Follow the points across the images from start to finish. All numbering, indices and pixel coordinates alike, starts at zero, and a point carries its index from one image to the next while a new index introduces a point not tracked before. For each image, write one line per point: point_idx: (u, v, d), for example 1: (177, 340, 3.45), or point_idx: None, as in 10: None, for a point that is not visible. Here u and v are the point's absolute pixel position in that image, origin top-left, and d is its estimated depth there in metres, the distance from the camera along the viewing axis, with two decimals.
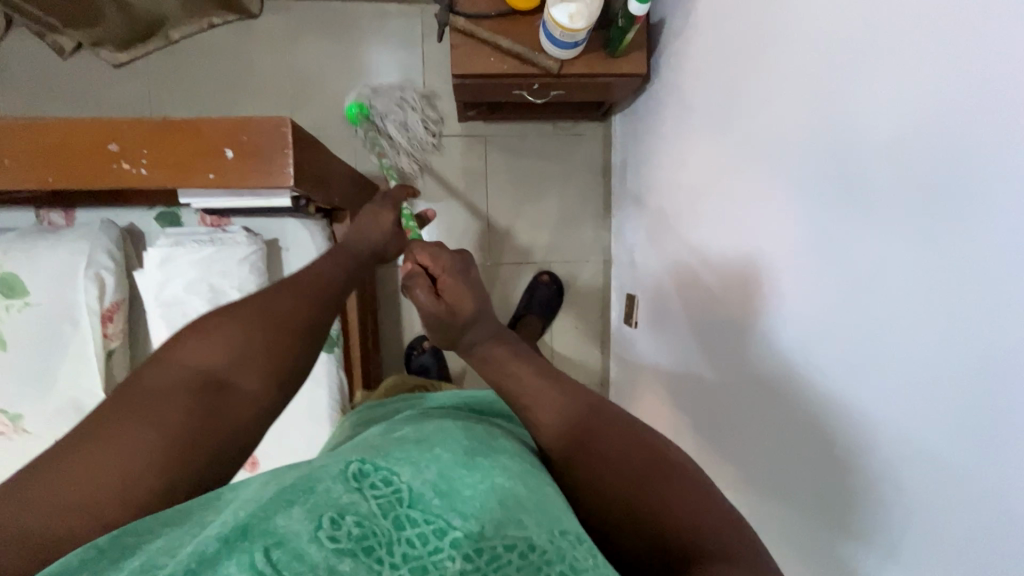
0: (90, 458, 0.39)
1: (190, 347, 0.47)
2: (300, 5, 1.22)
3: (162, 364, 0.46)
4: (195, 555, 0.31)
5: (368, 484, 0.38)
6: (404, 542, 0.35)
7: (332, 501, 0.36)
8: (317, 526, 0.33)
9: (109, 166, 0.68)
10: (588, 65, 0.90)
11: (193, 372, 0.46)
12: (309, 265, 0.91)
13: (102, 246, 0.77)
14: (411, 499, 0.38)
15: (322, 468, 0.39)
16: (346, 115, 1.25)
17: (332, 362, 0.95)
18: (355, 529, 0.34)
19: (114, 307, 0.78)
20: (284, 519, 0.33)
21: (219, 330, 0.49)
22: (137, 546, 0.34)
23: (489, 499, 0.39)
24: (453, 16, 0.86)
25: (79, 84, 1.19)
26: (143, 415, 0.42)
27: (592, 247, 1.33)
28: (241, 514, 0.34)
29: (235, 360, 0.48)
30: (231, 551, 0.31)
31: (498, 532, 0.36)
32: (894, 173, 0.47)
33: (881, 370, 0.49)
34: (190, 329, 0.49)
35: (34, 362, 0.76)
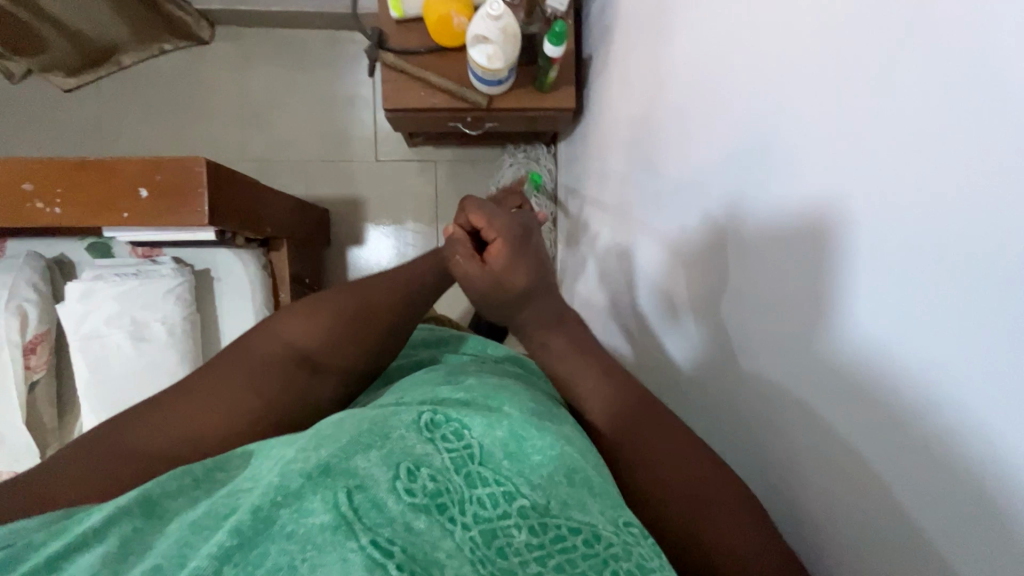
0: (207, 404, 0.52)
1: (293, 325, 0.57)
2: (251, 32, 1.24)
3: (273, 334, 0.57)
4: (280, 489, 0.37)
5: (440, 436, 0.44)
6: (475, 502, 0.39)
7: (405, 454, 0.41)
8: (394, 477, 0.39)
9: (23, 206, 0.69)
10: (517, 99, 0.91)
11: (290, 347, 0.56)
12: (241, 295, 0.92)
13: (26, 278, 0.79)
14: (482, 459, 0.42)
15: (397, 419, 0.44)
16: (296, 140, 1.26)
17: None
18: (429, 484, 0.39)
19: (39, 338, 0.79)
20: (362, 461, 0.39)
21: (314, 311, 0.58)
22: (201, 485, 0.41)
23: (558, 470, 0.42)
24: (382, 52, 0.88)
25: (30, 109, 1.20)
26: (249, 377, 0.54)
27: None
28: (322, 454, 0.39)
29: (329, 343, 0.57)
30: (318, 486, 0.37)
31: (563, 512, 0.39)
32: (754, 224, 0.48)
33: (752, 418, 0.49)
34: (298, 304, 0.60)
35: None
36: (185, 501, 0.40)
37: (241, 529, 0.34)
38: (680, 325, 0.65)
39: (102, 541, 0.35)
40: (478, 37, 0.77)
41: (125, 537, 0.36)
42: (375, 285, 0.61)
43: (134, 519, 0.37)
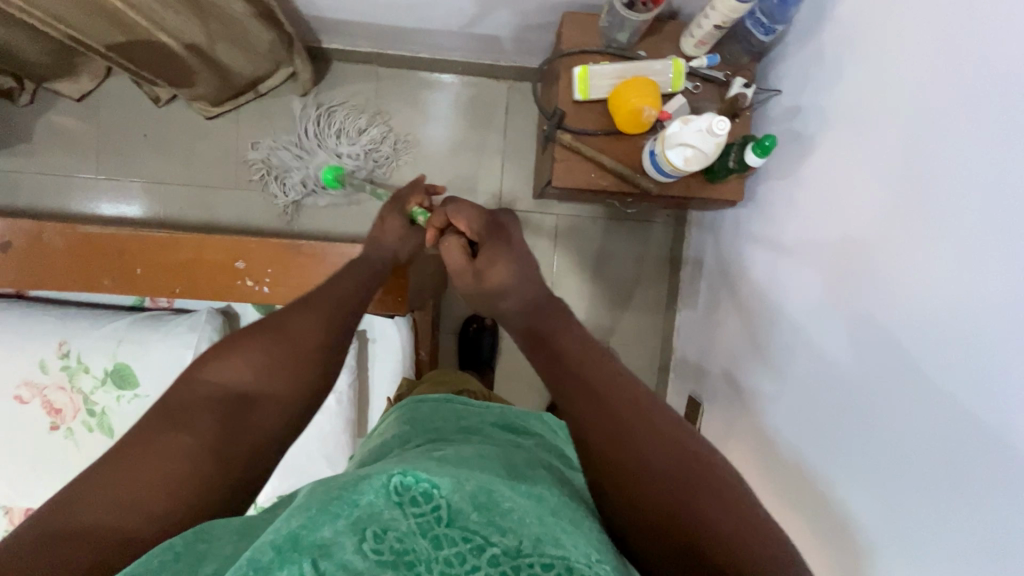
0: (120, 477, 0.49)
1: (213, 368, 0.58)
2: (388, 71, 1.24)
3: (194, 385, 0.57)
4: (249, 564, 0.41)
5: (408, 499, 0.48)
6: (444, 560, 0.44)
7: (375, 516, 0.46)
8: (363, 537, 0.44)
9: (234, 283, 0.70)
10: (686, 187, 0.90)
11: (221, 390, 0.57)
12: None
13: (208, 338, 0.80)
14: (449, 517, 0.47)
15: (364, 479, 0.48)
16: (421, 182, 1.27)
17: None
18: (397, 544, 0.44)
19: None
20: (329, 530, 0.44)
21: (243, 350, 0.59)
22: (181, 559, 0.43)
23: (527, 515, 0.50)
24: (559, 132, 0.88)
25: (171, 131, 1.23)
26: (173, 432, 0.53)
27: (649, 332, 1.34)
28: (291, 523, 0.44)
29: (263, 375, 0.58)
30: (283, 562, 0.41)
31: (534, 551, 0.47)
32: (999, 355, 0.51)
33: (950, 528, 0.55)
34: (216, 349, 0.60)
35: None
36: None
37: None
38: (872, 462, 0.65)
39: None
40: (681, 140, 0.76)
41: None
42: (298, 313, 0.63)
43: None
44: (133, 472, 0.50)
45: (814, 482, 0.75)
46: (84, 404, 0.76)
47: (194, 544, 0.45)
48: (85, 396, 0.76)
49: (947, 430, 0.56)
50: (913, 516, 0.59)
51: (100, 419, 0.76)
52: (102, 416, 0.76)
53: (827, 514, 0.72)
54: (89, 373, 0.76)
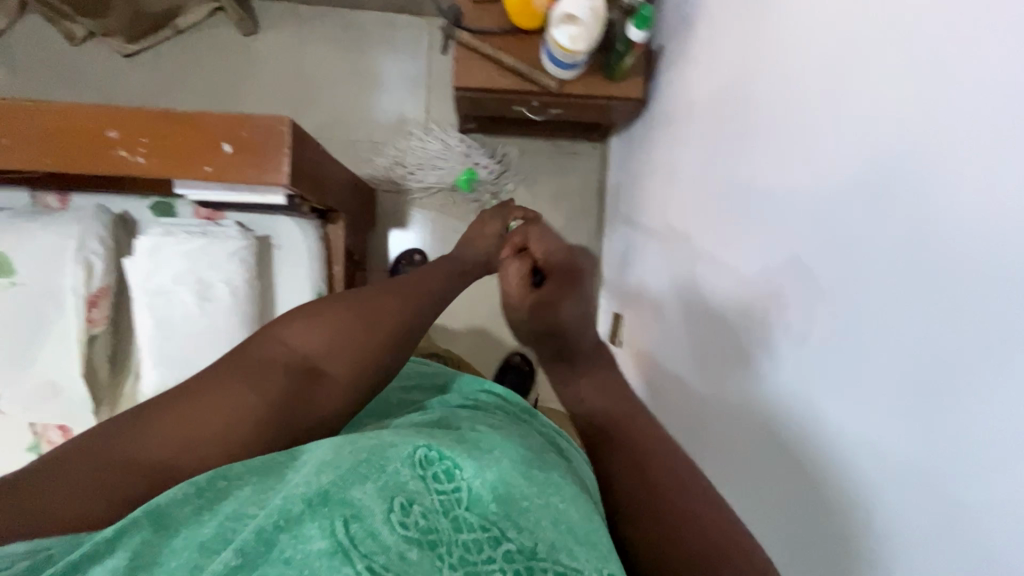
0: (184, 413, 0.48)
1: (291, 330, 0.56)
2: (310, 11, 1.25)
3: (274, 343, 0.55)
4: (279, 513, 0.36)
5: (432, 474, 0.41)
6: (464, 545, 0.36)
7: (399, 485, 0.39)
8: (390, 508, 0.37)
9: (108, 154, 0.68)
10: (586, 86, 0.92)
11: (295, 355, 0.54)
12: (300, 265, 0.92)
13: (94, 231, 0.78)
14: (470, 501, 0.39)
15: (392, 446, 0.42)
16: (346, 118, 1.27)
17: None
18: (422, 521, 0.37)
19: (100, 293, 0.78)
20: (359, 492, 0.37)
21: (329, 319, 0.57)
22: (204, 494, 0.40)
23: (545, 514, 0.39)
24: (457, 30, 0.89)
25: (86, 71, 1.22)
26: (240, 382, 0.51)
27: None
28: (320, 479, 0.38)
29: (331, 349, 0.55)
30: (313, 515, 0.36)
31: (550, 555, 0.36)
32: None
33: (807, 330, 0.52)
34: (300, 309, 0.58)
35: (16, 342, 0.74)
36: (187, 510, 0.38)
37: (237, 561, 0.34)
38: None
39: (119, 553, 0.35)
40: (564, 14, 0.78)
41: (142, 545, 0.35)
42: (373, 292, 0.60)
43: (144, 529, 0.36)
44: (193, 414, 0.48)
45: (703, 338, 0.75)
46: None
47: (213, 482, 0.41)
48: None
49: None
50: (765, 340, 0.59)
51: None
52: None
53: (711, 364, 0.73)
54: None
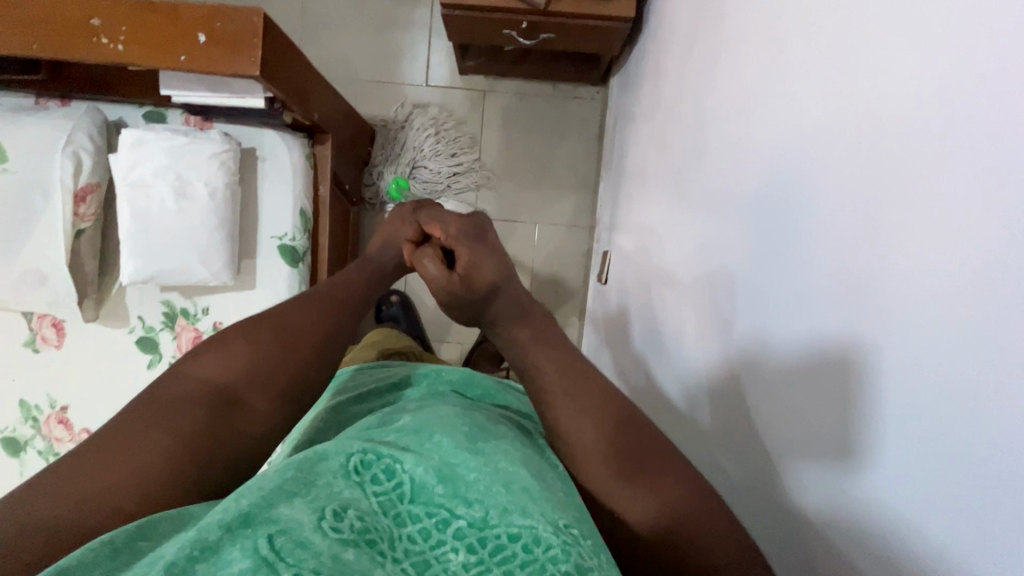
0: (84, 470, 0.39)
1: (198, 362, 0.47)
2: None
3: (177, 380, 0.46)
4: (192, 545, 0.30)
5: (370, 477, 0.38)
6: (407, 538, 0.35)
7: (332, 495, 0.35)
8: (320, 515, 0.33)
9: (89, 40, 0.70)
10: (575, 4, 0.90)
11: (206, 386, 0.46)
12: (283, 180, 0.93)
13: (84, 128, 0.81)
14: (414, 493, 0.37)
15: (321, 456, 0.38)
16: (348, 57, 1.28)
17: (297, 279, 0.95)
18: (358, 522, 0.33)
19: (88, 189, 0.81)
20: (287, 507, 0.33)
21: (238, 345, 0.48)
22: (120, 556, 0.32)
23: (495, 482, 0.39)
24: None
25: None
26: (149, 428, 0.42)
27: (577, 213, 1.31)
28: (242, 501, 0.34)
29: (249, 374, 0.47)
30: (235, 538, 0.31)
31: (502, 520, 0.36)
32: None
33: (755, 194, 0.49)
34: (208, 339, 0.49)
35: (6, 227, 0.78)
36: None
37: None
38: (701, 186, 0.64)
39: None
40: None
41: None
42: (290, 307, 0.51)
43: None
44: (91, 470, 0.39)
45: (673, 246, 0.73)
46: None
47: (129, 542, 0.33)
48: None
49: (737, 214, 0.52)
50: (725, 224, 0.55)
51: None
52: None
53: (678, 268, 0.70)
54: None
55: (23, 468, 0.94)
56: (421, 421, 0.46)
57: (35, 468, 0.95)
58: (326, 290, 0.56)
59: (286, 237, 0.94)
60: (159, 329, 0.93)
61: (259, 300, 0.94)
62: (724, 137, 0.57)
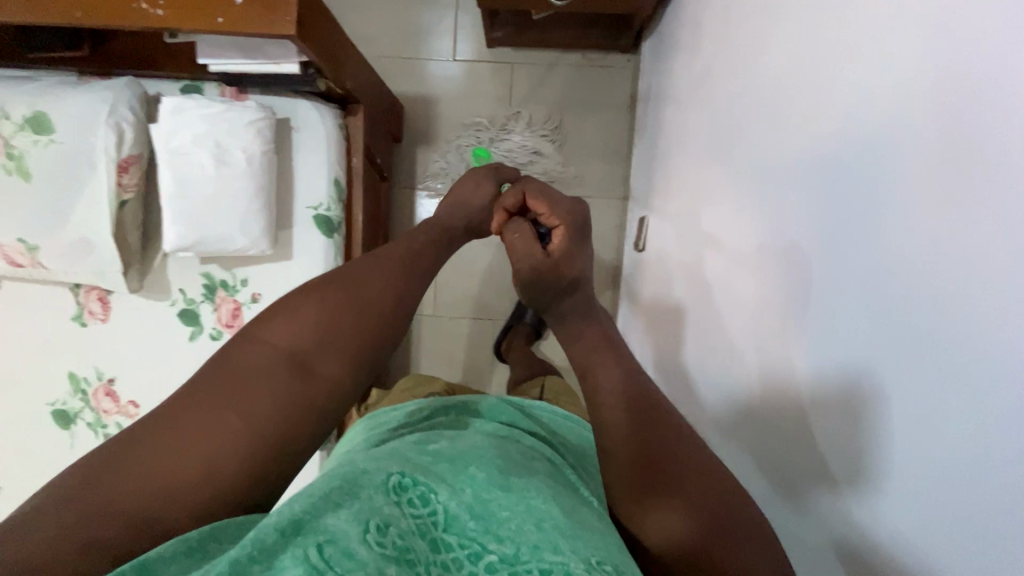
0: (156, 446, 0.39)
1: (275, 327, 0.45)
2: None
3: (252, 343, 0.45)
4: (253, 545, 0.32)
5: (406, 499, 0.39)
6: (442, 565, 0.37)
7: (375, 509, 0.37)
8: (365, 528, 0.34)
9: (129, 6, 0.71)
10: None
11: (280, 352, 0.44)
12: (317, 149, 0.93)
13: (125, 100, 0.81)
14: (446, 522, 0.39)
15: (363, 473, 0.40)
16: (376, 34, 1.28)
17: (333, 250, 0.95)
18: (400, 540, 0.35)
19: (130, 159, 0.81)
20: (334, 518, 0.34)
21: (307, 310, 0.46)
22: (195, 555, 0.34)
23: (527, 520, 0.40)
24: None
25: None
26: (222, 398, 0.41)
27: (609, 184, 1.28)
28: (293, 509, 0.35)
29: (321, 341, 0.45)
30: (289, 545, 0.33)
31: (534, 557, 0.37)
32: None
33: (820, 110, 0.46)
34: (276, 305, 0.47)
35: (54, 197, 0.80)
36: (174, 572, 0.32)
37: None
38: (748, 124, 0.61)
39: None
40: None
41: None
42: (352, 273, 0.49)
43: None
44: (170, 443, 0.39)
45: (716, 192, 0.70)
46: (5, 147, 0.79)
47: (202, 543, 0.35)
48: (5, 140, 0.79)
49: (796, 136, 0.49)
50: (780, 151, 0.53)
51: (18, 162, 0.79)
52: (21, 161, 0.79)
53: (723, 214, 0.67)
54: (8, 119, 0.78)
55: (74, 439, 0.97)
56: (457, 450, 0.48)
57: (85, 439, 0.97)
58: (398, 260, 0.52)
59: (322, 207, 0.94)
60: (200, 301, 0.94)
61: (298, 271, 0.94)
62: (777, 64, 0.54)
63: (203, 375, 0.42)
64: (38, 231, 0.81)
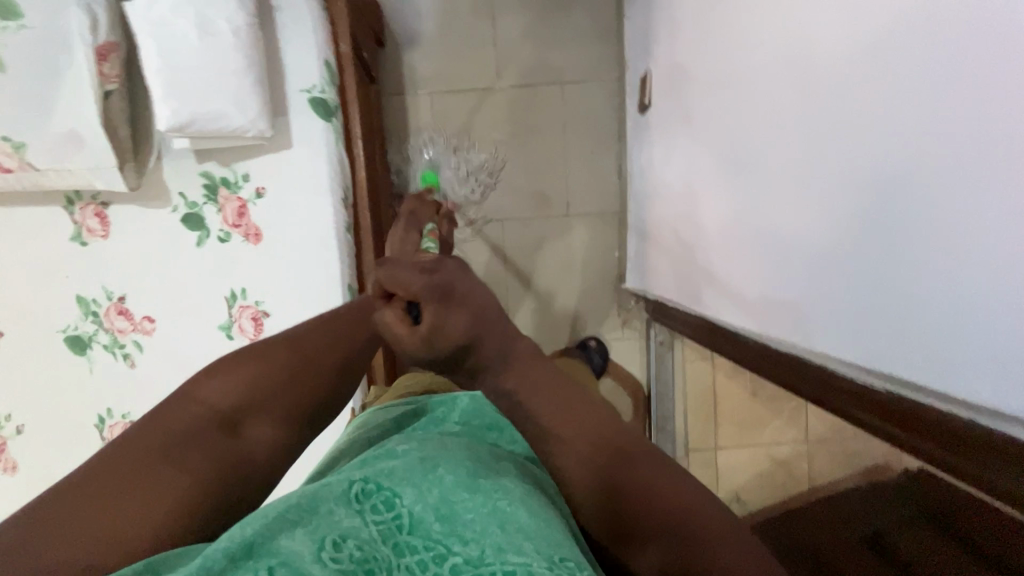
0: (78, 514, 0.35)
1: (216, 384, 0.43)
2: None
3: (186, 405, 0.41)
4: (199, 571, 0.33)
5: (370, 506, 0.39)
6: (405, 569, 0.36)
7: (333, 525, 0.37)
8: (320, 546, 0.35)
9: None
10: None
11: (212, 414, 0.41)
12: (302, 28, 0.89)
13: None
14: (412, 525, 0.39)
15: (323, 486, 0.40)
16: None
17: (333, 134, 0.91)
18: (358, 551, 0.35)
19: (109, 45, 0.76)
20: (288, 539, 0.35)
21: (252, 365, 0.44)
22: (144, 573, 0.34)
23: (492, 522, 0.39)
24: None
25: None
26: (157, 460, 0.38)
27: (604, 66, 1.25)
28: (246, 530, 0.35)
29: (263, 398, 0.43)
30: (237, 568, 0.33)
31: (497, 558, 0.36)
32: None
33: None
34: (222, 358, 0.44)
35: (34, 88, 0.76)
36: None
37: None
38: None
39: None
40: None
41: None
42: (304, 328, 0.46)
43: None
44: (94, 511, 0.36)
45: None
46: None
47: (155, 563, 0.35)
48: None
49: None
50: None
51: None
52: None
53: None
54: None
55: (92, 364, 0.94)
56: (428, 451, 0.46)
57: (104, 363, 0.94)
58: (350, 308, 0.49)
59: (316, 89, 0.90)
60: (202, 203, 0.90)
61: (302, 159, 0.91)
62: None
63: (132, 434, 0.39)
64: (22, 126, 0.76)
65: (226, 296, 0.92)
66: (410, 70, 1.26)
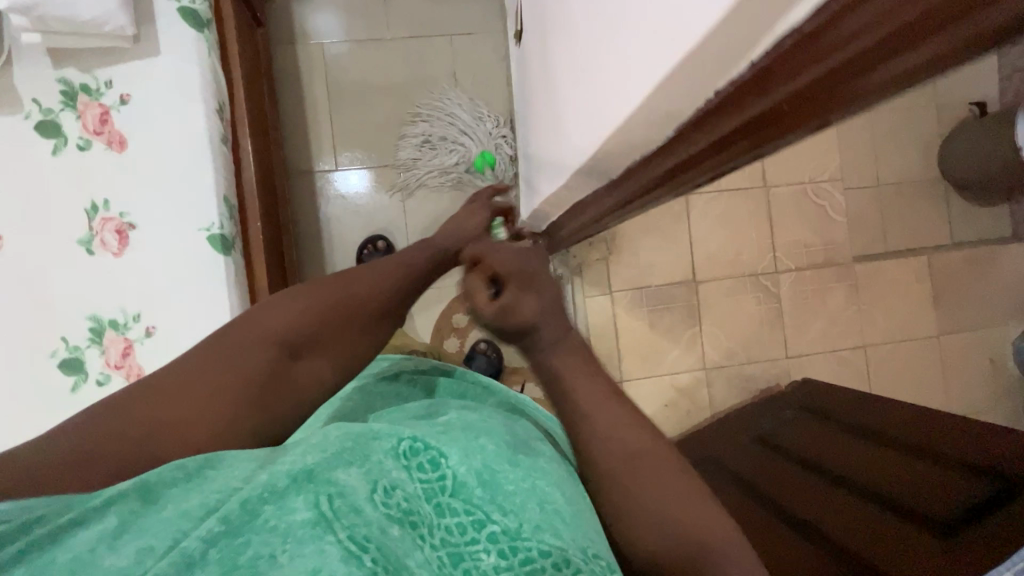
0: (164, 402, 0.44)
1: (278, 312, 0.50)
2: None
3: (253, 324, 0.49)
4: (264, 487, 0.36)
5: (416, 463, 0.40)
6: (446, 528, 0.38)
7: (383, 471, 0.39)
8: (373, 488, 0.37)
9: None
10: None
11: (277, 334, 0.49)
12: None
13: None
14: (454, 488, 0.39)
15: (377, 436, 0.41)
16: None
17: (205, 44, 0.91)
18: (404, 503, 0.37)
19: None
20: (344, 474, 0.37)
21: (306, 302, 0.51)
22: (193, 479, 0.39)
23: (531, 498, 0.39)
24: None
25: None
26: (223, 366, 0.47)
27: (486, 18, 1.33)
28: (307, 458, 0.38)
29: (312, 330, 0.50)
30: (298, 491, 0.36)
31: (535, 534, 0.36)
32: None
33: None
34: (282, 293, 0.52)
35: None
36: (177, 495, 0.38)
37: (218, 527, 0.34)
38: None
39: (100, 522, 0.35)
40: None
41: (124, 520, 0.36)
42: (348, 275, 0.54)
43: (133, 502, 0.37)
44: (175, 401, 0.45)
45: None
46: None
47: (203, 469, 0.40)
48: None
49: None
50: None
51: None
52: None
53: None
54: None
55: None
56: (468, 420, 0.46)
57: None
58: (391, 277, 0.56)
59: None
60: (59, 110, 0.86)
61: (171, 67, 0.89)
62: None
63: (209, 345, 0.47)
64: None
65: (85, 208, 0.87)
66: (297, 23, 1.29)
